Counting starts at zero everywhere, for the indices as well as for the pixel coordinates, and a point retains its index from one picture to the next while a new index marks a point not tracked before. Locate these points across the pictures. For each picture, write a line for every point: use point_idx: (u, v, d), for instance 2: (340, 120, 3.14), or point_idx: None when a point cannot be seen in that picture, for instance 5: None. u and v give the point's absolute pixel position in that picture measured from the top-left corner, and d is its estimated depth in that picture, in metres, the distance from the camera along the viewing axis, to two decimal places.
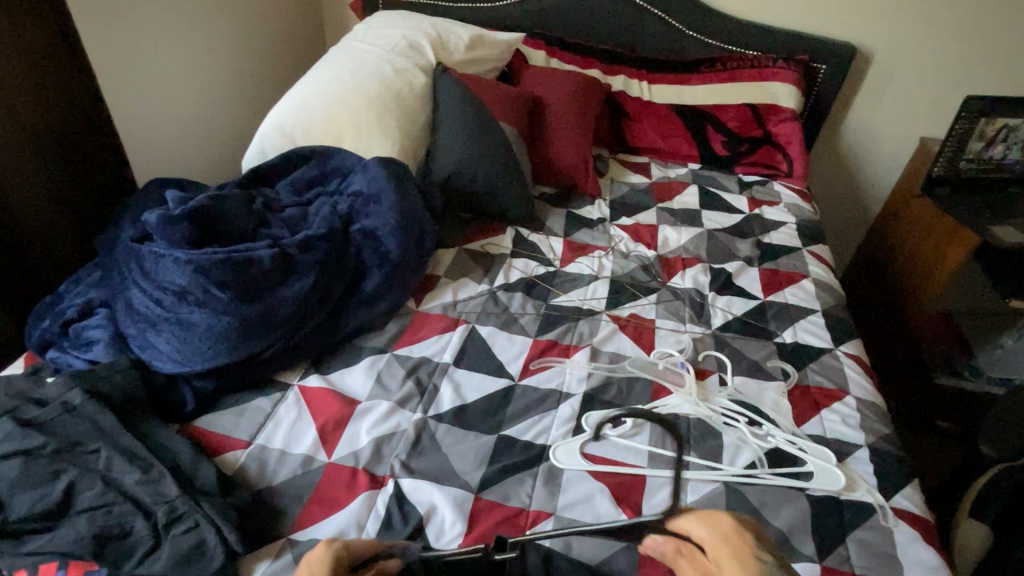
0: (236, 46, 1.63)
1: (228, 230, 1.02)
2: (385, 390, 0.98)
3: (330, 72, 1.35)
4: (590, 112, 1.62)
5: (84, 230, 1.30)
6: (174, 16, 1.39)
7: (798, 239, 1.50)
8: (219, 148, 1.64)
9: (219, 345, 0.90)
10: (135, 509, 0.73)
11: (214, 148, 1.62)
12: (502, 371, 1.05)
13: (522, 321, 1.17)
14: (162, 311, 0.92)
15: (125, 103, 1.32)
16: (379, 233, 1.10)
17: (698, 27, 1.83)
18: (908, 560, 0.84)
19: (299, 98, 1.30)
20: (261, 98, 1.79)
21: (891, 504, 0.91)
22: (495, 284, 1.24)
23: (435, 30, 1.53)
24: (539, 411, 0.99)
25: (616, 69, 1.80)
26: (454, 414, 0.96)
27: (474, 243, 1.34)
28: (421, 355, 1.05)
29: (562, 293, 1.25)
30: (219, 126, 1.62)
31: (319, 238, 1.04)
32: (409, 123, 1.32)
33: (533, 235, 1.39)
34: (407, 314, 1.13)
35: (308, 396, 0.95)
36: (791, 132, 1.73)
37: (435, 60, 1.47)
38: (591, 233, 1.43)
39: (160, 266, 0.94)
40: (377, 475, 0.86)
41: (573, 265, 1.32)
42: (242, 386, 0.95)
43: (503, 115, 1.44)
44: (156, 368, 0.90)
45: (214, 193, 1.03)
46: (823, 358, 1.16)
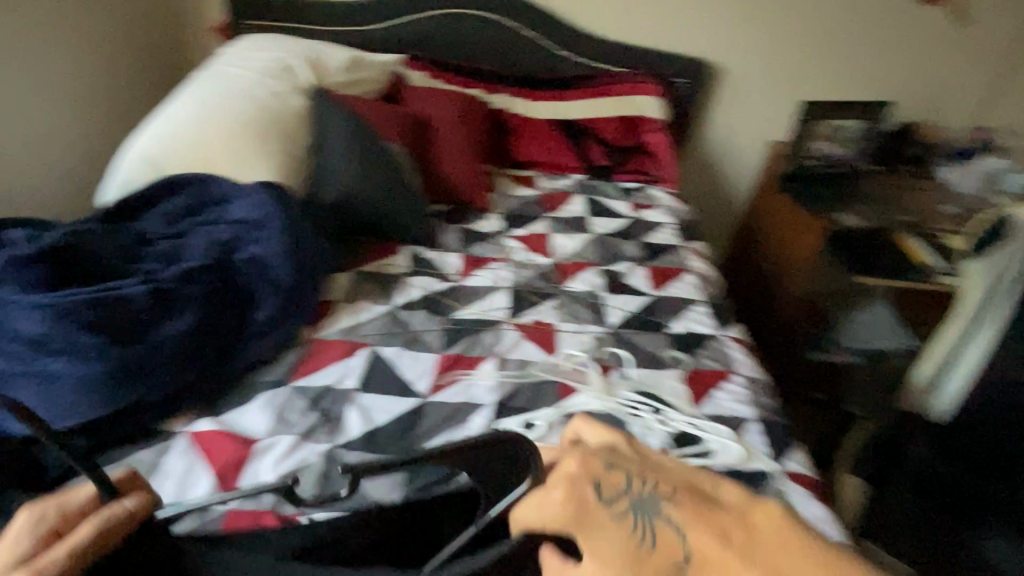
0: (74, 71, 1.49)
1: (91, 268, 0.92)
2: (287, 426, 0.93)
3: (197, 96, 1.28)
4: (476, 130, 1.65)
5: None
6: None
7: (677, 237, 1.61)
8: (62, 185, 1.48)
9: (91, 397, 0.81)
10: None
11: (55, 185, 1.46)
12: (411, 391, 1.03)
13: (426, 337, 1.15)
14: (15, 365, 0.81)
15: None
16: (266, 259, 1.04)
17: (569, 48, 1.94)
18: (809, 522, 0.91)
19: (163, 126, 1.21)
20: (108, 128, 1.64)
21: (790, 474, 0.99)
22: (395, 303, 1.22)
23: (309, 52, 1.50)
24: (452, 425, 0.98)
25: (496, 88, 1.86)
26: (364, 440, 0.93)
27: (370, 265, 1.31)
28: (323, 384, 1.01)
29: (463, 307, 1.25)
30: (60, 161, 1.46)
31: (199, 270, 0.97)
32: (290, 146, 1.27)
33: (429, 252, 1.39)
34: (304, 343, 1.08)
35: (200, 441, 0.87)
36: (662, 140, 1.86)
37: (311, 81, 1.43)
38: (487, 246, 1.45)
39: (8, 315, 0.82)
40: (285, 514, 0.82)
41: (473, 278, 1.34)
42: (123, 440, 0.86)
43: (388, 134, 1.43)
44: (12, 431, 0.79)
45: (73, 228, 0.94)
46: (710, 342, 1.25)
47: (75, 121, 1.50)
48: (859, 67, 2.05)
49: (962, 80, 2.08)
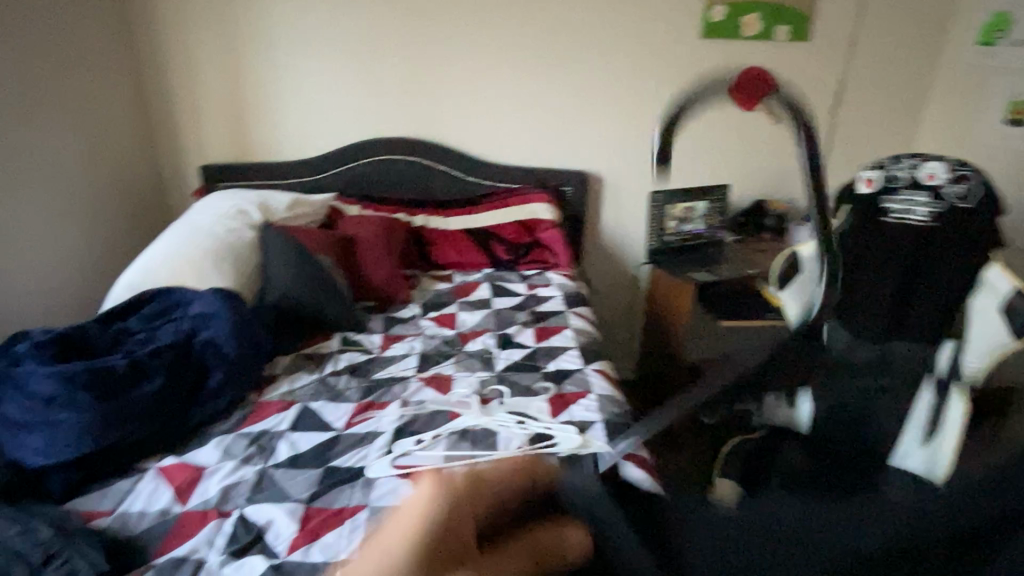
0: (70, 224, 1.92)
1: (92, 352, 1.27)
2: (230, 455, 1.23)
3: (172, 236, 1.73)
4: (395, 241, 2.07)
5: None
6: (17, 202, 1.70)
7: (562, 305, 1.99)
8: (57, 309, 1.86)
9: (85, 436, 1.12)
10: (12, 556, 0.90)
11: (51, 306, 1.84)
12: (330, 426, 1.35)
13: (347, 392, 1.49)
14: (33, 416, 1.11)
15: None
16: (217, 340, 1.38)
17: (472, 173, 2.45)
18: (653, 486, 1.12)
19: (145, 259, 1.65)
20: (98, 270, 2.06)
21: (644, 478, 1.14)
22: (323, 372, 1.56)
23: (259, 198, 1.96)
24: (359, 446, 1.29)
25: (417, 211, 2.34)
26: (289, 461, 1.23)
27: (306, 348, 1.68)
28: (261, 428, 1.33)
29: (380, 368, 1.60)
30: (54, 292, 1.84)
31: (165, 348, 1.31)
32: (240, 263, 1.70)
33: (356, 335, 1.75)
34: (249, 404, 1.41)
35: (163, 470, 1.18)
36: (553, 235, 2.29)
37: (260, 217, 1.88)
38: (403, 326, 1.83)
39: (30, 379, 1.14)
40: (225, 510, 1.10)
41: (390, 349, 1.70)
42: (105, 473, 1.16)
43: (320, 248, 1.85)
44: (29, 464, 1.10)
45: (74, 324, 1.30)
46: (576, 375, 1.59)
47: (76, 264, 1.95)
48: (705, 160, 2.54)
49: (795, 164, 2.57)
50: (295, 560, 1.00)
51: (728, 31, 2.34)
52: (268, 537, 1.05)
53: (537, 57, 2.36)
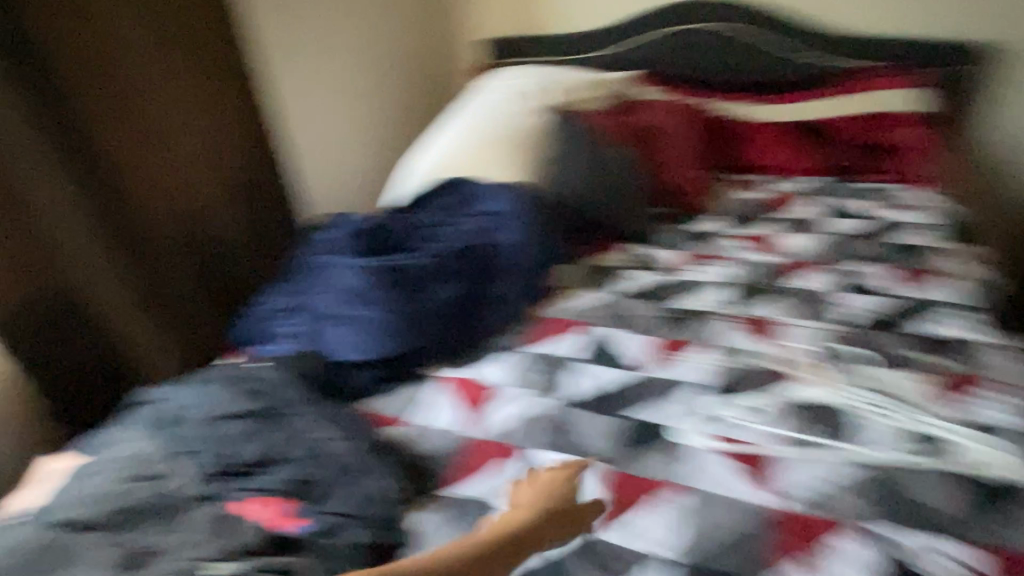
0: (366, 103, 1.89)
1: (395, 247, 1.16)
2: (519, 380, 1.10)
3: (465, 122, 1.63)
4: (701, 137, 1.72)
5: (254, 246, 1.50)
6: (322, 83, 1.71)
7: (932, 237, 1.41)
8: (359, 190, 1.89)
9: (389, 338, 1.07)
10: (327, 460, 0.89)
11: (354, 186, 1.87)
12: (624, 365, 1.13)
13: (643, 320, 1.25)
14: (343, 310, 1.08)
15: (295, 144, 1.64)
16: (508, 249, 1.23)
17: (802, 48, 1.87)
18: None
19: (435, 147, 1.58)
20: (393, 149, 2.03)
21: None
22: (614, 291, 1.32)
23: (556, 82, 1.77)
24: (663, 397, 1.06)
25: (734, 96, 1.89)
26: (583, 399, 1.07)
27: (593, 258, 1.44)
28: (549, 352, 1.16)
29: (680, 298, 1.31)
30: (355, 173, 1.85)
31: (459, 251, 1.18)
32: (531, 157, 1.53)
33: (648, 249, 1.48)
34: (534, 318, 1.24)
35: (453, 386, 1.09)
36: (918, 136, 1.65)
37: (548, 103, 1.65)
38: (703, 244, 1.50)
39: (343, 273, 1.09)
40: (517, 448, 0.97)
41: (690, 273, 1.39)
42: (399, 376, 1.10)
43: (620, 138, 1.59)
44: (339, 357, 1.07)
45: (378, 216, 1.19)
46: (965, 346, 1.11)
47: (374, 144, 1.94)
48: None
49: None
50: (601, 539, 0.83)
51: None
52: None
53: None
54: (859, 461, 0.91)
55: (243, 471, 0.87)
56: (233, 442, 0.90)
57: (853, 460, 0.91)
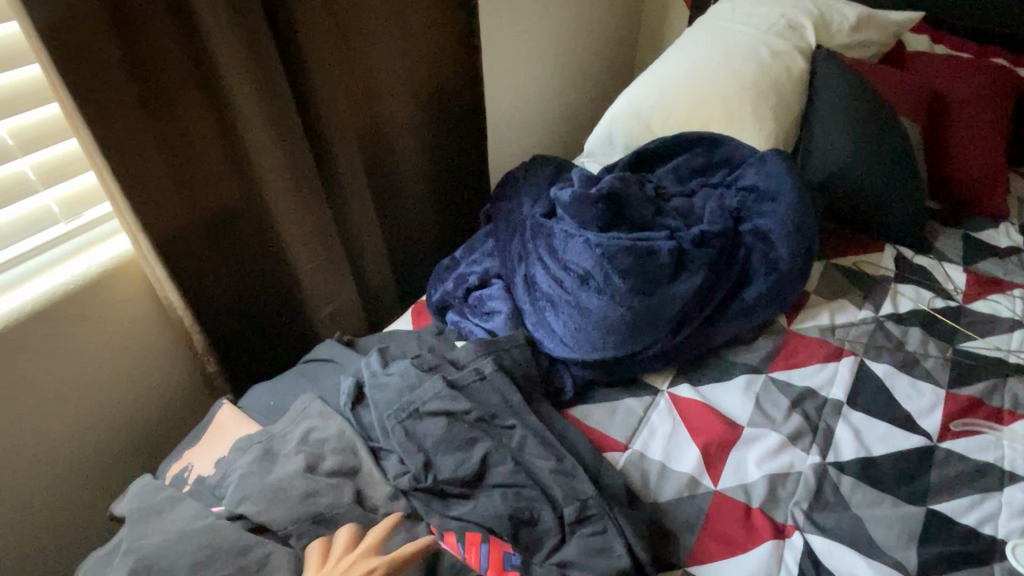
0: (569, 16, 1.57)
1: (632, 220, 0.88)
2: (768, 420, 0.85)
3: (698, 55, 1.28)
4: (1005, 111, 1.26)
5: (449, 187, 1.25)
6: None
7: None
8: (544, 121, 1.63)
9: (615, 339, 0.82)
10: (544, 498, 0.68)
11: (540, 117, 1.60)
12: (914, 427, 0.85)
13: (926, 364, 0.94)
14: (562, 292, 0.84)
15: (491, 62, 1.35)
16: (770, 237, 0.93)
17: None
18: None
19: (661, 85, 1.26)
20: (587, 78, 1.75)
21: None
22: (882, 312, 1.02)
23: (817, 8, 1.31)
24: (977, 488, 0.77)
25: None
26: (860, 466, 0.79)
27: (845, 258, 1.14)
28: (804, 385, 0.90)
29: (977, 338, 0.98)
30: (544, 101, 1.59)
31: (712, 234, 0.90)
32: (784, 114, 1.18)
33: (920, 258, 1.14)
34: (780, 333, 0.98)
35: (682, 408, 0.86)
36: None
37: (815, 41, 1.27)
38: (1000, 264, 1.13)
39: (568, 244, 0.85)
40: (777, 522, 0.74)
41: (983, 304, 1.04)
42: (615, 383, 0.88)
43: (896, 106, 1.20)
44: (545, 350, 0.84)
45: (617, 175, 0.92)
46: None
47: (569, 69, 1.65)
48: None
49: None
50: None
51: None
52: None
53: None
54: None
55: (441, 494, 0.69)
56: (431, 445, 0.71)
57: None
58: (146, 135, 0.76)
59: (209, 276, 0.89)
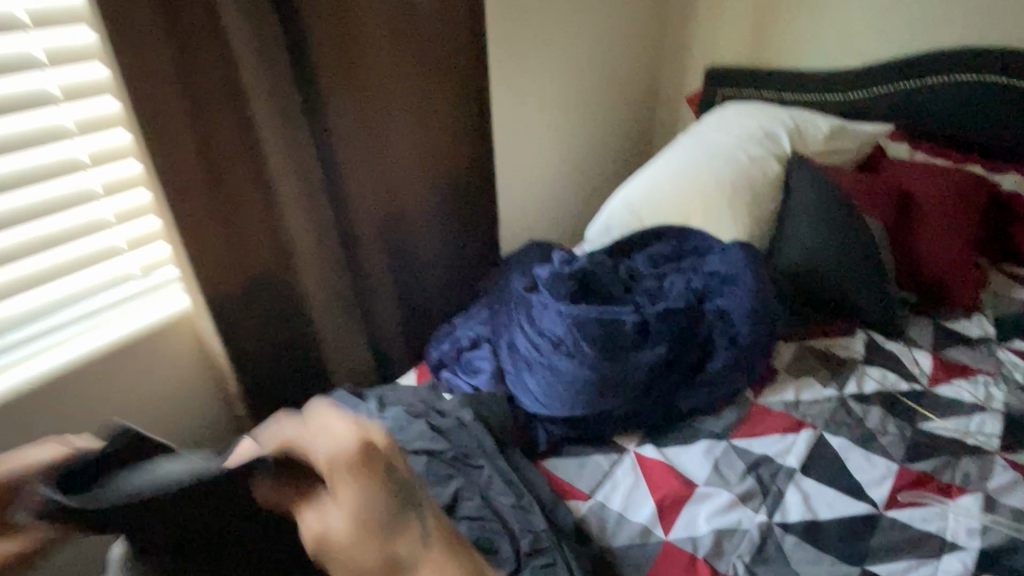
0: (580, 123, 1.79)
1: (600, 293, 1.06)
2: (723, 481, 0.93)
3: (685, 158, 1.46)
4: (973, 212, 1.37)
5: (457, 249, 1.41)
6: None
7: None
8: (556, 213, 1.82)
9: (581, 398, 0.94)
10: (503, 530, 0.78)
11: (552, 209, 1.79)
12: (862, 495, 0.91)
13: (884, 440, 1.01)
14: (538, 355, 0.98)
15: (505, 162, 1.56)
16: (731, 316, 1.05)
17: None
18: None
19: (651, 183, 1.44)
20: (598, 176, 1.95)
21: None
22: (845, 391, 1.10)
23: (793, 121, 1.49)
24: (916, 554, 0.83)
25: (1006, 168, 1.52)
26: (805, 528, 0.86)
27: (817, 341, 1.23)
28: (762, 453, 0.97)
29: (936, 418, 1.05)
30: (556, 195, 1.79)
31: (676, 311, 1.03)
32: (759, 210, 1.32)
33: (891, 343, 1.22)
34: (745, 405, 1.07)
35: (645, 466, 0.95)
36: None
37: (791, 148, 1.43)
38: (968, 352, 1.20)
39: (545, 314, 1.00)
40: (719, 571, 0.81)
41: (947, 387, 1.11)
42: (586, 440, 0.98)
43: (864, 206, 1.33)
44: (522, 405, 0.97)
45: (591, 257, 1.10)
46: None
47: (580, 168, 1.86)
48: None
49: None
50: None
51: None
52: None
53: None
54: None
55: None
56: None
57: None
58: (199, 178, 0.93)
59: (238, 304, 1.04)
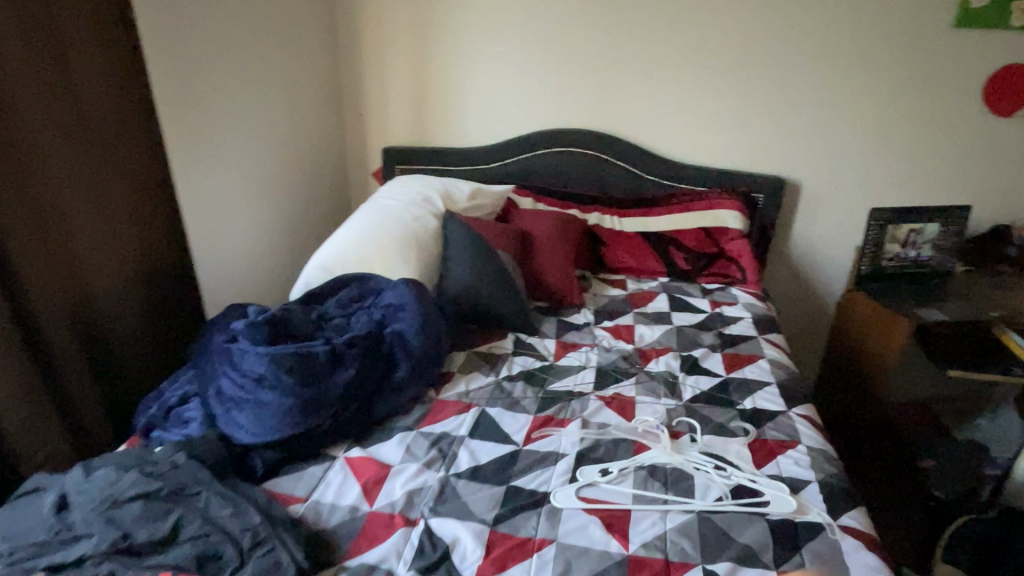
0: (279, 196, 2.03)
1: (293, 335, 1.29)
2: (413, 456, 1.21)
3: (365, 219, 1.78)
4: (571, 239, 1.99)
5: (151, 310, 1.51)
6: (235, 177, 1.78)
7: (754, 329, 1.77)
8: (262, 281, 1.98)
9: (287, 421, 1.13)
10: (224, 538, 0.92)
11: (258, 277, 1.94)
12: (510, 440, 1.28)
13: (523, 402, 1.42)
14: (244, 393, 1.15)
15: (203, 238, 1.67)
16: (406, 335, 1.36)
17: (652, 171, 2.25)
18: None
19: (338, 244, 1.72)
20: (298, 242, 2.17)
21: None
22: (500, 375, 1.51)
23: (444, 186, 1.96)
24: (540, 467, 1.21)
25: (592, 208, 2.21)
26: (470, 472, 1.18)
27: (481, 346, 1.63)
28: (443, 430, 1.29)
29: (556, 380, 1.51)
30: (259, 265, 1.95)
31: (361, 338, 1.30)
32: (425, 252, 1.71)
33: (530, 338, 1.69)
34: (428, 401, 1.38)
35: (352, 462, 1.18)
36: (741, 247, 2.07)
37: (445, 207, 1.88)
38: (578, 334, 1.73)
39: (245, 358, 1.17)
40: (410, 517, 1.07)
41: (565, 358, 1.61)
42: (297, 458, 1.17)
43: (500, 245, 1.83)
44: (235, 439, 1.12)
45: (284, 306, 1.32)
46: (777, 418, 1.38)
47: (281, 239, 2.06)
48: (923, 176, 2.15)
49: None
50: None
51: (990, 18, 1.93)
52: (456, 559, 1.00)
53: (755, 63, 2.10)
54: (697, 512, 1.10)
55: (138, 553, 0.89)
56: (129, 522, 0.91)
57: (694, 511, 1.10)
58: None
59: None
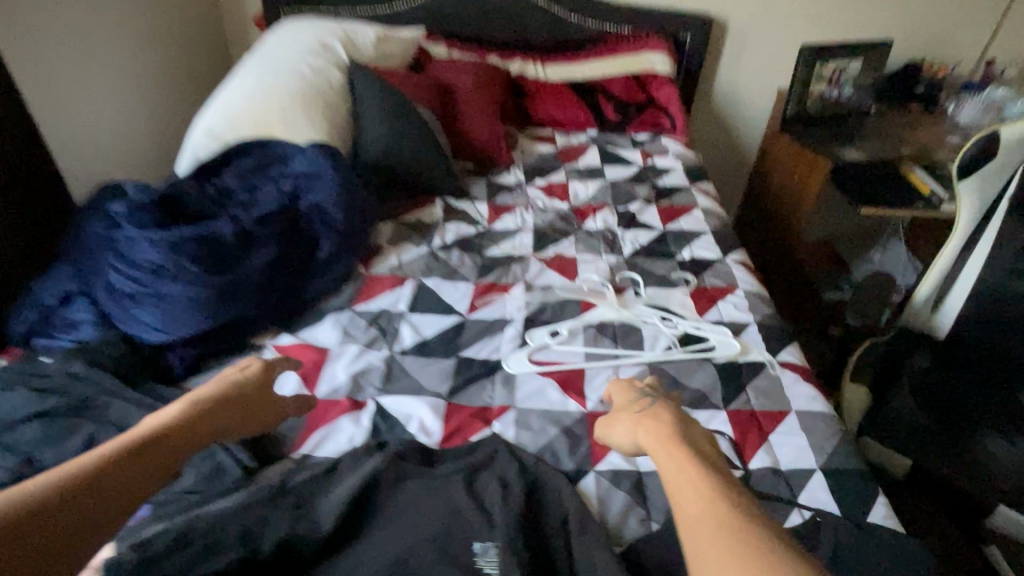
0: (137, 50, 1.66)
1: (189, 214, 1.10)
2: (353, 338, 1.13)
3: (253, 75, 1.50)
4: (495, 93, 1.82)
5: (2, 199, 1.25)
6: (76, 26, 1.42)
7: (685, 179, 1.74)
8: (138, 156, 1.68)
9: (203, 314, 1.00)
10: None
11: (131, 153, 1.65)
12: (452, 311, 1.22)
13: (462, 271, 1.34)
14: (142, 286, 0.98)
15: (48, 106, 1.35)
16: (324, 209, 1.21)
17: (575, 10, 2.04)
18: (792, 486, 0.92)
19: (225, 106, 1.45)
20: (173, 108, 1.84)
21: (743, 455, 0.96)
22: (433, 245, 1.41)
23: (343, 31, 1.67)
24: (488, 336, 1.16)
25: (512, 55, 2.00)
26: (417, 348, 1.12)
27: (408, 215, 1.50)
28: (380, 307, 1.20)
29: (493, 246, 1.43)
30: (129, 138, 1.64)
31: (273, 216, 1.14)
32: (333, 112, 1.49)
33: (460, 202, 1.58)
34: (360, 278, 1.27)
35: (285, 350, 1.08)
36: (670, 94, 1.98)
37: (347, 57, 1.62)
38: (510, 195, 1.63)
39: (134, 246, 0.99)
40: (359, 400, 1.01)
41: (499, 222, 1.52)
42: (221, 351, 1.05)
43: (417, 100, 1.63)
44: (142, 339, 0.98)
45: (170, 183, 1.12)
46: (714, 265, 1.39)
47: (151, 104, 1.72)
48: (848, 9, 2.09)
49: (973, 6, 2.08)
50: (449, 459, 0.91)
51: None
52: (415, 433, 0.95)
53: None
54: (648, 363, 1.11)
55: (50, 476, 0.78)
56: (27, 448, 0.78)
57: (645, 363, 1.11)
58: None
59: None
